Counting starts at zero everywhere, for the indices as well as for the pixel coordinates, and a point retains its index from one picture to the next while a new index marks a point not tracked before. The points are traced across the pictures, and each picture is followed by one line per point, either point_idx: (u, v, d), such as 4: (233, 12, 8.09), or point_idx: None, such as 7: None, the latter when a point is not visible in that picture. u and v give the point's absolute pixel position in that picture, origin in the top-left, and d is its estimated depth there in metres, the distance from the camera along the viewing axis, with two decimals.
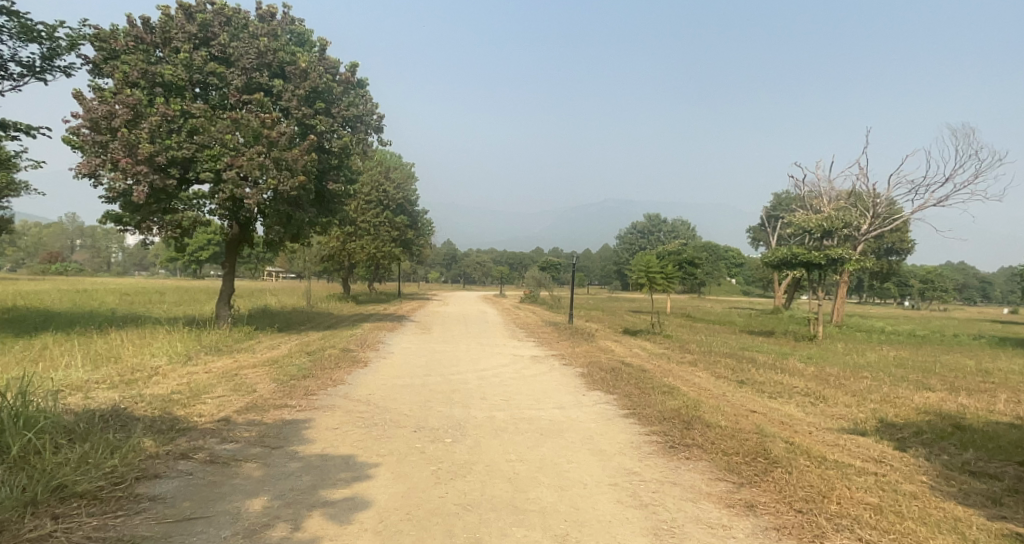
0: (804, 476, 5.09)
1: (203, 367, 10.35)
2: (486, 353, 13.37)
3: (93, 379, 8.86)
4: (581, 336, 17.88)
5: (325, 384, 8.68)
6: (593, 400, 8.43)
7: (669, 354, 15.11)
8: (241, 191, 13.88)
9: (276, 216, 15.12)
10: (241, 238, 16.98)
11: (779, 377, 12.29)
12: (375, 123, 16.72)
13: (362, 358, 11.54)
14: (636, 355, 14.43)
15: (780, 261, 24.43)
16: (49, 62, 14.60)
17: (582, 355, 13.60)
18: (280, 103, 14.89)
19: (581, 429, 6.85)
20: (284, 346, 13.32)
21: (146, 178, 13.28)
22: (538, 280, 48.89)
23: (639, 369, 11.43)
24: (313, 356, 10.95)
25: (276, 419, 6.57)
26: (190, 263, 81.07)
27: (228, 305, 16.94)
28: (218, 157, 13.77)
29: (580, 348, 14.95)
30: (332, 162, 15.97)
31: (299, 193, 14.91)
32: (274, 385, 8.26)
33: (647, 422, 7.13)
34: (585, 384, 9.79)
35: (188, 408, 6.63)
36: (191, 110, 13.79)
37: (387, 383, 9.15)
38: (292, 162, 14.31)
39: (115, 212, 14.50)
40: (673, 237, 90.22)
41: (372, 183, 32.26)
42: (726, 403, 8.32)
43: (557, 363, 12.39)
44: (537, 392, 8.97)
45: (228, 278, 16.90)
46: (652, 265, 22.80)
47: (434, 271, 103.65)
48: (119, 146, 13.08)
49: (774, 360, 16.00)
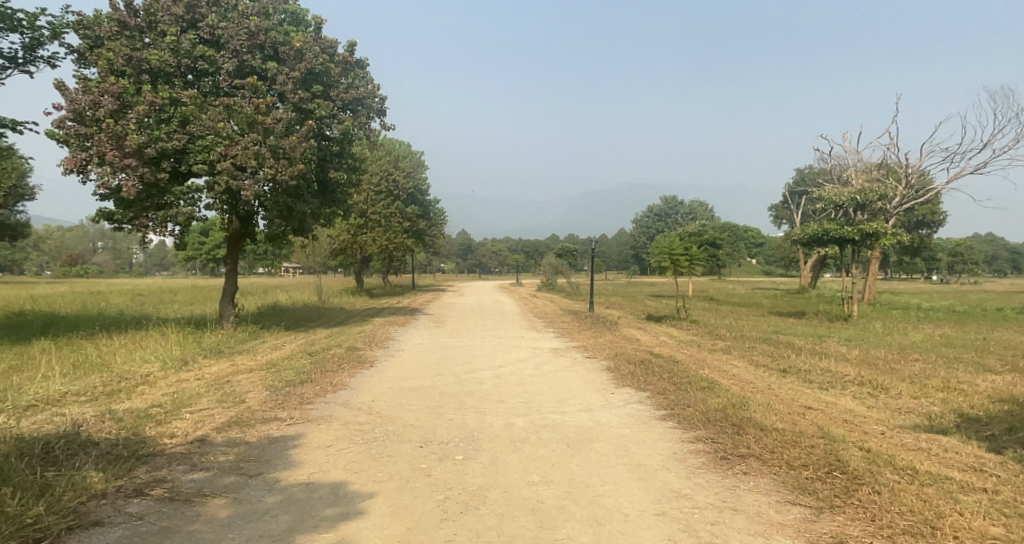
0: (900, 498, 4.07)
1: (195, 374, 9.55)
2: (502, 347, 12.48)
3: (71, 392, 8.07)
4: (603, 324, 16.94)
5: (324, 390, 7.81)
6: (624, 401, 7.45)
7: (699, 342, 14.10)
8: (237, 183, 13.03)
9: (276, 208, 14.26)
10: (242, 233, 16.17)
11: (824, 363, 11.23)
12: (377, 106, 15.72)
13: (367, 357, 10.67)
14: (664, 344, 13.41)
15: (810, 238, 23.26)
16: (32, 52, 13.84)
17: (606, 346, 12.65)
18: (275, 87, 14.00)
19: (613, 438, 5.88)
20: (288, 347, 12.49)
21: (136, 171, 12.50)
22: (555, 267, 47.90)
23: (670, 361, 10.42)
24: (315, 358, 10.12)
25: (260, 437, 5.70)
26: (207, 262, 81.30)
27: (233, 304, 16.20)
28: (211, 147, 12.95)
29: (603, 338, 13.97)
30: (333, 149, 15.05)
31: (299, 183, 14.03)
32: (267, 393, 7.40)
33: (689, 426, 6.14)
34: (612, 380, 8.82)
35: (161, 428, 5.79)
36: (180, 98, 12.96)
37: (393, 387, 8.26)
38: (290, 150, 13.42)
39: (106, 209, 13.74)
40: (690, 219, 88.53)
41: (381, 173, 31.35)
42: (776, 399, 7.30)
43: (579, 357, 11.42)
44: (559, 392, 8.02)
45: (231, 276, 16.12)
46: (675, 248, 21.67)
47: (449, 263, 103.42)
48: (106, 139, 12.30)
49: (812, 344, 14.89)
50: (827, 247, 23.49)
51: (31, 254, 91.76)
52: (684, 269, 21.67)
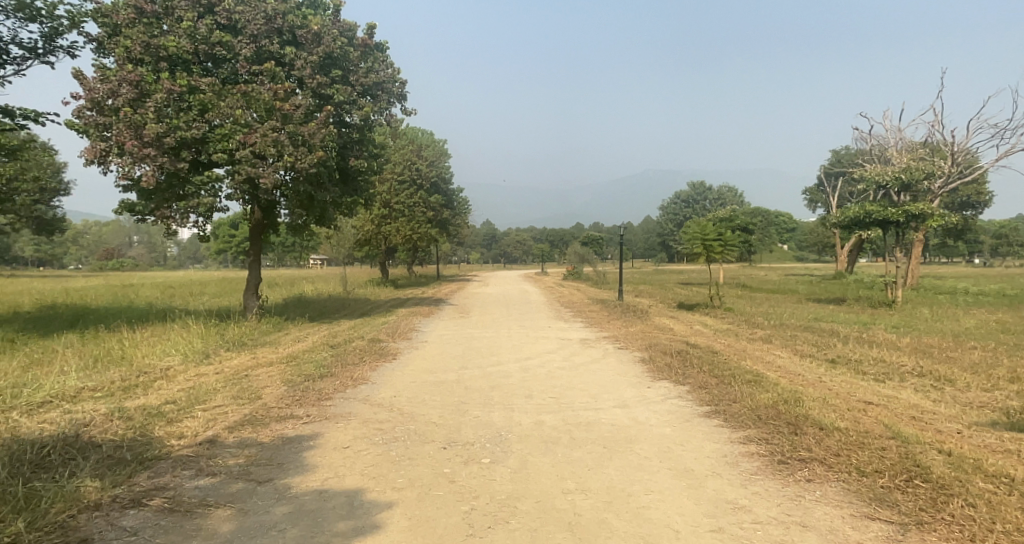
0: (1002, 515, 3.48)
1: (215, 367, 9.27)
2: (530, 338, 12.02)
3: (87, 387, 7.81)
4: (634, 313, 16.35)
5: (344, 385, 7.41)
6: (663, 397, 6.92)
7: (736, 331, 13.45)
8: (257, 171, 12.76)
9: (297, 198, 13.97)
10: (264, 224, 15.95)
11: (873, 352, 10.52)
12: (397, 90, 15.28)
13: (389, 350, 10.27)
14: (699, 333, 12.78)
15: (851, 221, 22.36)
16: (51, 42, 13.68)
17: (638, 335, 12.09)
18: (293, 73, 13.66)
19: (654, 438, 5.36)
20: (310, 338, 12.18)
21: (155, 161, 12.27)
22: (582, 256, 47.31)
23: (708, 352, 9.82)
24: (336, 351, 9.78)
25: (274, 438, 5.30)
26: (236, 255, 82.49)
27: (257, 296, 16.00)
28: (230, 135, 12.69)
29: (634, 327, 13.40)
30: (354, 136, 14.70)
31: (320, 170, 13.70)
32: (284, 389, 7.04)
33: (738, 425, 5.59)
34: (647, 373, 8.29)
35: (171, 426, 5.42)
36: (198, 85, 12.69)
37: (416, 381, 7.84)
38: (309, 137, 13.09)
39: (128, 201, 13.56)
40: (719, 204, 86.74)
41: (404, 162, 31.03)
42: (830, 393, 6.68)
43: (610, 348, 10.87)
44: (591, 387, 7.50)
45: (255, 267, 15.91)
46: (708, 233, 20.90)
47: (475, 252, 103.19)
48: (124, 128, 12.09)
49: (857, 331, 14.10)
50: (869, 229, 22.44)
51: (70, 249, 94.29)
52: (718, 255, 20.88)
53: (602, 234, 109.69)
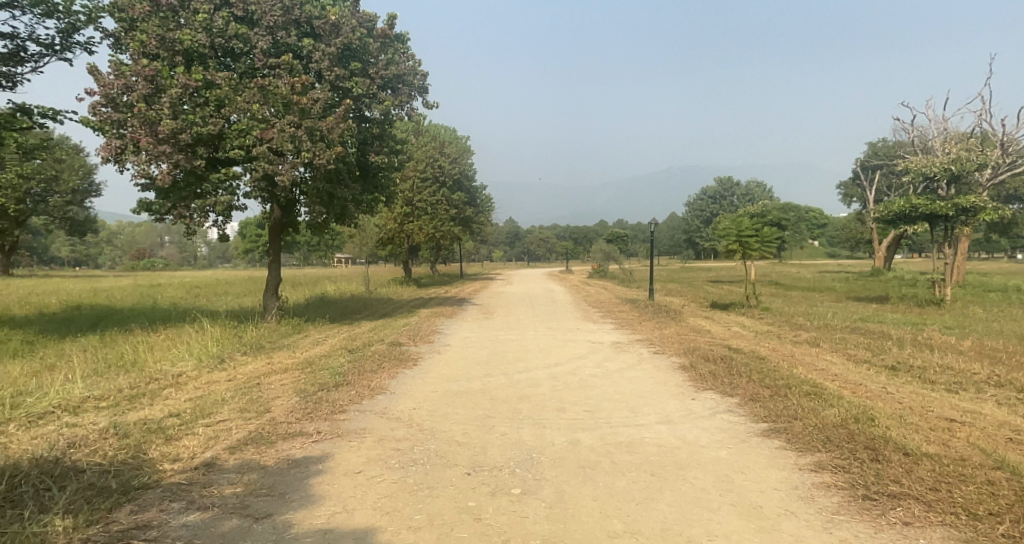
0: None
1: (227, 374, 8.78)
2: (559, 341, 11.37)
3: (92, 396, 7.37)
4: (667, 314, 15.59)
5: (360, 396, 6.83)
6: (712, 411, 6.22)
7: (779, 333, 12.65)
8: (274, 168, 12.30)
9: (316, 196, 13.50)
10: (284, 223, 15.53)
11: (934, 357, 9.67)
12: (419, 83, 14.70)
13: (411, 355, 9.70)
14: (739, 336, 11.97)
15: (896, 215, 21.36)
16: (68, 38, 13.40)
17: (674, 338, 11.37)
18: (311, 66, 13.18)
19: (708, 464, 4.66)
20: (330, 342, 11.67)
21: (171, 159, 11.88)
22: (608, 253, 46.43)
23: (753, 357, 9.06)
24: (354, 356, 9.25)
25: (280, 460, 4.72)
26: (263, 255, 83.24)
27: (277, 297, 15.59)
28: (248, 131, 12.27)
29: (669, 329, 12.63)
30: (374, 131, 14.19)
31: (339, 167, 13.20)
32: (295, 400, 6.49)
33: (805, 447, 4.88)
34: (690, 382, 7.59)
35: (167, 445, 4.89)
36: (214, 80, 12.30)
37: (437, 391, 7.26)
38: (328, 132, 12.60)
39: (145, 200, 13.22)
40: (748, 200, 84.78)
41: (426, 160, 30.57)
42: (905, 408, 5.91)
43: (645, 352, 10.16)
44: (629, 398, 6.82)
45: (274, 267, 15.50)
46: (744, 228, 20.02)
47: (498, 250, 102.70)
48: (139, 125, 11.71)
49: (910, 334, 13.13)
50: (914, 224, 21.54)
51: (102, 249, 96.19)
52: (755, 252, 19.95)
53: (627, 231, 108.25)
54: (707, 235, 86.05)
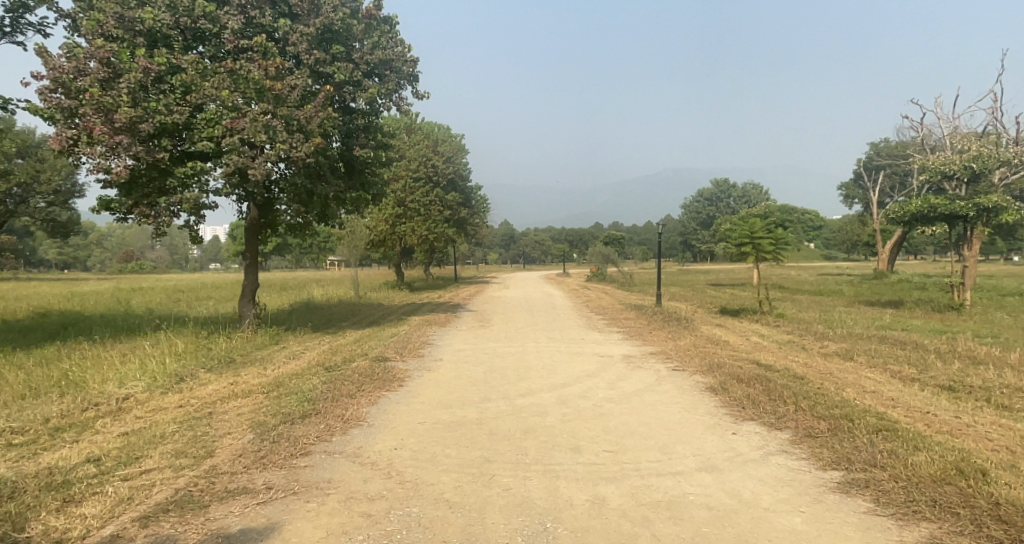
0: None
1: (180, 398, 7.50)
2: (563, 355, 10.18)
3: (7, 429, 6.10)
4: (677, 321, 14.45)
5: (329, 432, 5.60)
6: (763, 452, 5.05)
7: (804, 345, 11.53)
8: (245, 161, 11.05)
9: (294, 193, 12.25)
10: (262, 223, 14.26)
11: (990, 374, 8.56)
12: (408, 70, 13.49)
13: (396, 372, 8.47)
14: (763, 349, 10.79)
15: (913, 216, 20.39)
16: (19, 19, 12.10)
17: (691, 351, 10.21)
18: (288, 50, 11.97)
19: (784, 541, 3.47)
20: (307, 356, 10.41)
21: (129, 151, 10.60)
22: (605, 256, 45.37)
23: (789, 376, 7.90)
24: (331, 375, 8.03)
25: (206, 537, 3.51)
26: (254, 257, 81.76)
27: (253, 303, 14.27)
28: (217, 121, 11.04)
29: (683, 341, 11.47)
30: (358, 122, 12.97)
31: (319, 160, 11.97)
32: (248, 439, 5.26)
33: (907, 515, 3.71)
34: (724, 410, 6.42)
35: (57, 515, 3.67)
36: (180, 63, 11.06)
37: (425, 422, 6.05)
38: (306, 122, 11.40)
39: (103, 197, 11.88)
40: (744, 202, 84.00)
41: (419, 158, 29.51)
42: (1004, 452, 4.76)
43: (662, 368, 8.99)
44: (657, 433, 5.62)
45: (251, 270, 14.20)
46: (757, 230, 18.82)
47: (493, 254, 101.61)
48: (92, 113, 10.41)
49: (944, 344, 12.04)
50: (932, 225, 20.50)
51: (91, 252, 94.56)
52: (768, 254, 18.77)
53: (623, 233, 107.43)
54: (704, 238, 85.25)
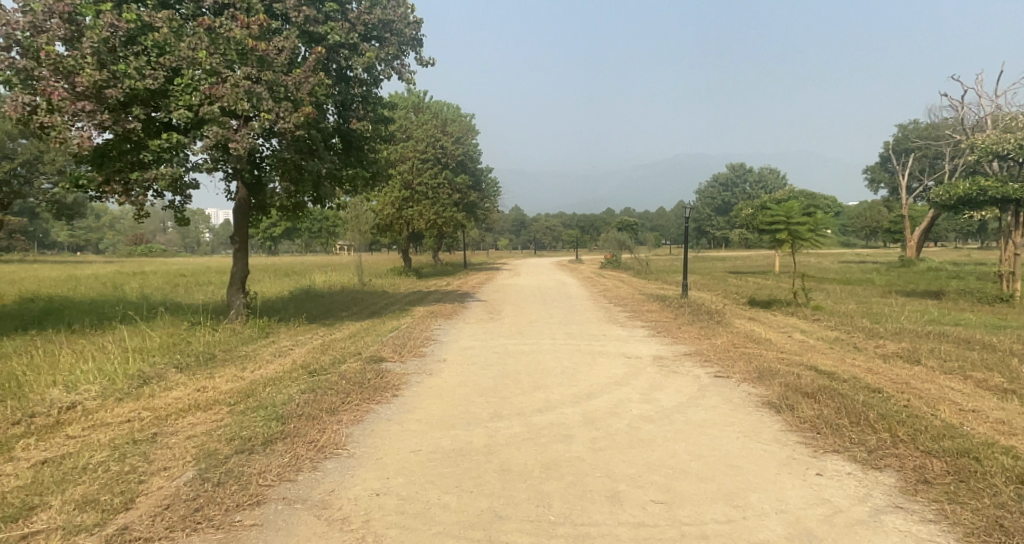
0: None
1: (131, 410, 6.26)
2: (584, 356, 8.89)
3: None
4: (706, 315, 13.12)
5: (295, 468, 4.35)
6: (868, 508, 3.74)
7: (856, 345, 10.18)
8: (226, 132, 9.76)
9: (283, 169, 10.95)
10: (253, 205, 12.99)
11: None
12: (412, 33, 12.09)
13: (391, 378, 7.22)
14: (813, 350, 9.41)
15: (960, 199, 18.81)
16: None
17: (731, 352, 8.90)
18: (275, 7, 10.60)
19: None
20: (294, 354, 9.18)
21: (94, 119, 9.34)
22: (620, 242, 43.92)
23: (860, 387, 6.58)
24: (313, 381, 6.80)
25: None
26: (263, 241, 80.90)
27: (243, 291, 13.03)
28: (193, 87, 9.74)
29: (720, 339, 10.10)
30: (355, 90, 11.61)
31: (311, 133, 10.66)
32: (183, 481, 4.01)
33: None
34: (795, 437, 5.11)
35: None
36: (152, 20, 9.72)
37: (420, 451, 4.80)
38: (294, 89, 10.08)
39: (73, 173, 10.63)
40: (761, 187, 81.91)
41: (427, 139, 28.19)
42: None
43: (702, 374, 7.69)
44: (718, 473, 4.32)
45: (240, 256, 12.94)
46: (794, 213, 17.13)
47: (503, 239, 100.50)
48: (49, 74, 9.14)
49: (1015, 343, 10.62)
50: (980, 210, 18.93)
51: (102, 235, 94.25)
52: (805, 239, 17.15)
53: (636, 219, 105.70)
54: (719, 224, 83.34)
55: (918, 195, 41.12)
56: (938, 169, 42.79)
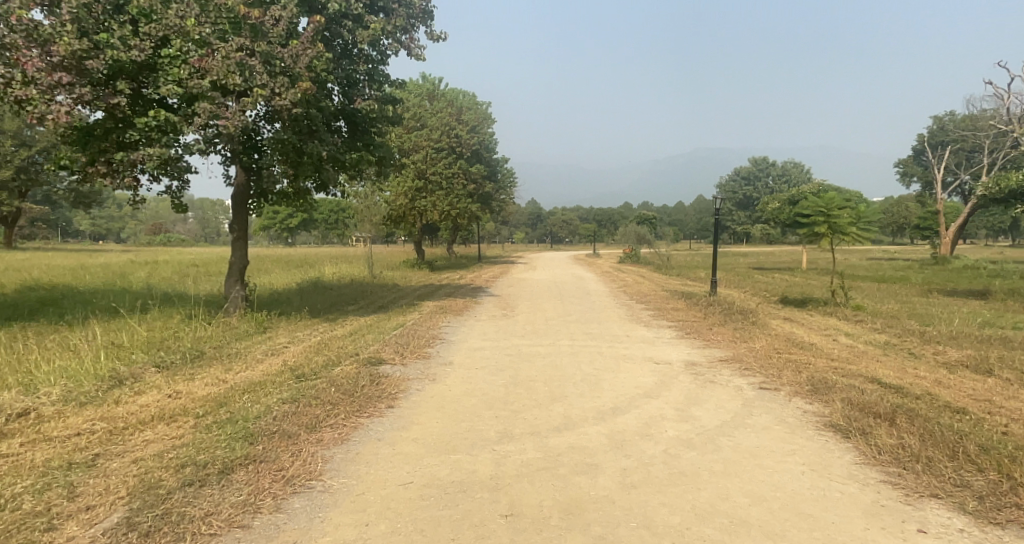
0: None
1: (88, 419, 5.39)
2: (609, 361, 7.94)
3: None
4: (739, 314, 12.07)
5: (253, 508, 3.46)
6: None
7: (912, 352, 9.11)
8: (217, 109, 8.93)
9: (282, 151, 10.10)
10: (253, 191, 12.17)
11: None
12: (422, 6, 11.17)
13: (390, 385, 6.32)
14: (866, 358, 8.35)
15: (1011, 192, 17.51)
16: None
17: (774, 359, 7.89)
18: None
19: None
20: (288, 354, 8.31)
21: (73, 93, 8.52)
22: (639, 236, 42.81)
23: (939, 406, 5.56)
24: (298, 389, 5.91)
25: None
26: (281, 233, 81.04)
27: (241, 283, 12.20)
28: (182, 60, 8.90)
29: (758, 344, 9.07)
30: (359, 67, 10.72)
31: (311, 112, 9.81)
32: (104, 527, 3.13)
33: None
34: (877, 474, 4.12)
35: None
36: None
37: (411, 485, 3.89)
38: (292, 62, 9.20)
39: (56, 154, 9.84)
40: (784, 182, 79.96)
41: (441, 127, 27.32)
42: None
43: (746, 386, 6.70)
44: (790, 527, 3.36)
45: (239, 245, 12.13)
46: (834, 206, 15.78)
47: (519, 233, 99.51)
48: (24, 43, 8.32)
49: None
50: None
51: (123, 225, 95.21)
52: (845, 234, 15.81)
53: (654, 214, 104.19)
54: (739, 219, 81.51)
55: (953, 190, 39.50)
56: (974, 163, 41.00)
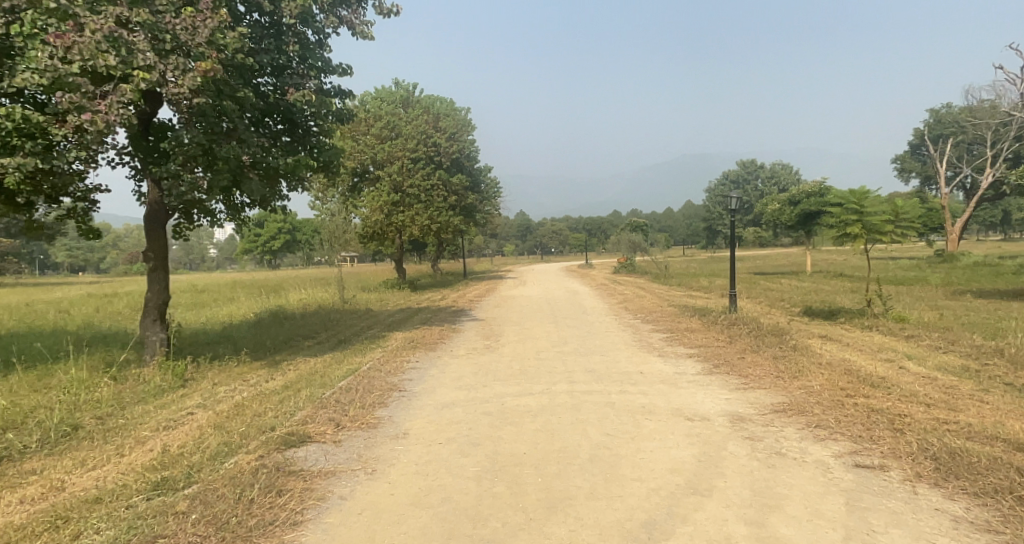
0: None
1: None
2: (625, 421, 5.73)
3: None
4: (771, 335, 9.93)
5: None
6: None
7: (1013, 384, 6.99)
8: (87, 98, 6.69)
9: (188, 155, 7.88)
10: (170, 209, 9.88)
11: None
12: None
13: (297, 494, 4.06)
14: (966, 399, 6.21)
15: None
16: None
17: (853, 409, 5.71)
18: None
19: None
20: (184, 429, 5.98)
21: None
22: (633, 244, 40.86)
23: None
24: (138, 520, 3.63)
25: None
26: (263, 255, 78.51)
27: (161, 323, 9.86)
28: (38, 36, 6.65)
29: (816, 382, 6.89)
30: (288, 49, 8.57)
31: (223, 103, 7.63)
32: None
33: None
34: None
35: None
36: None
37: None
38: (188, 37, 7.04)
39: None
40: (774, 184, 78.68)
41: (418, 135, 24.97)
42: None
43: (836, 461, 4.54)
44: None
45: (155, 277, 9.80)
46: (868, 200, 13.64)
47: (508, 246, 97.62)
48: None
49: None
50: None
51: (104, 254, 92.34)
52: (880, 235, 13.65)
53: (645, 220, 102.62)
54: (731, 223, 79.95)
55: (956, 184, 37.98)
56: (976, 155, 39.38)
